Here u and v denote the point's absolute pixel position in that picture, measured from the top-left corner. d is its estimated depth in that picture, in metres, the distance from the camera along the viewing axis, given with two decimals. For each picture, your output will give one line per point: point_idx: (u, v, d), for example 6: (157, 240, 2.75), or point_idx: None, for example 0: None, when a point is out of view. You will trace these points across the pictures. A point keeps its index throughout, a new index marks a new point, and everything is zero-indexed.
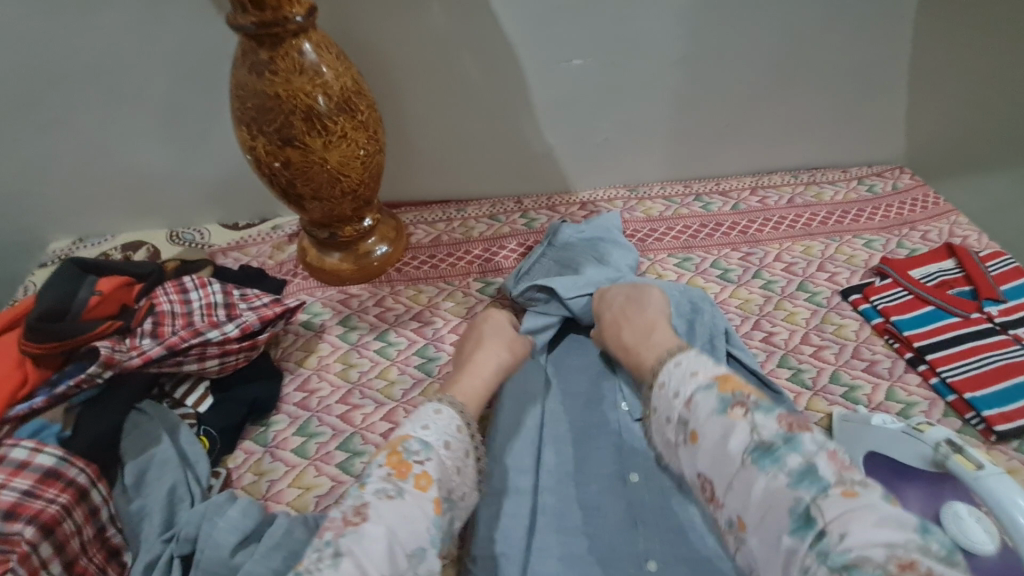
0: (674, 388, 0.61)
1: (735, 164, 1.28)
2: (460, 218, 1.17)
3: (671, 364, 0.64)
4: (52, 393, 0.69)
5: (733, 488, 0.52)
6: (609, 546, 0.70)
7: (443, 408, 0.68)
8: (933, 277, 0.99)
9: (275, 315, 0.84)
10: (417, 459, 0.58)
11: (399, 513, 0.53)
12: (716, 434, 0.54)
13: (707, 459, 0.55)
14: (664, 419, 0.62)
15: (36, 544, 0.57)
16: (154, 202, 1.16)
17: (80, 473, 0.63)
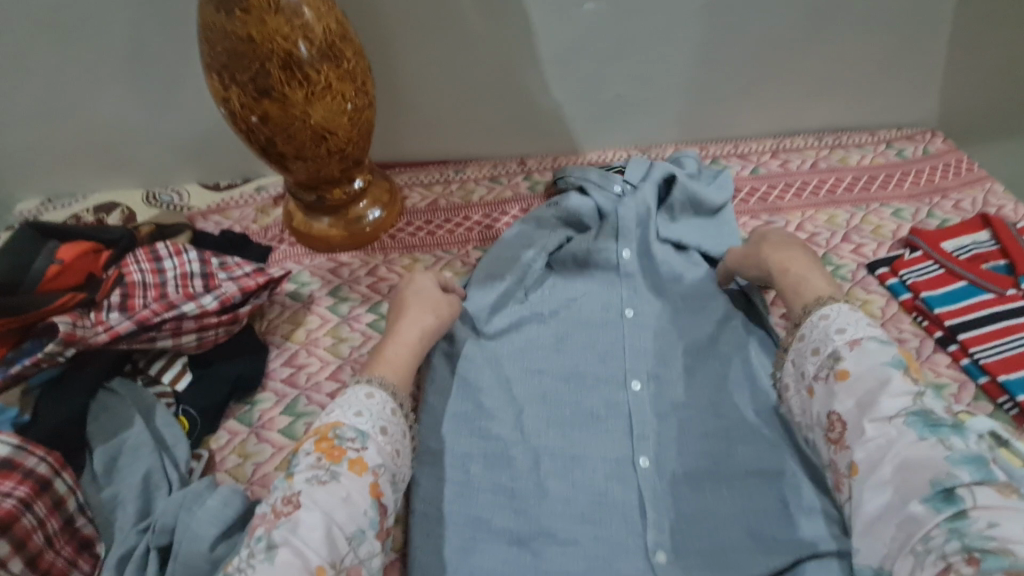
0: (837, 328, 0.64)
1: (755, 124, 1.18)
2: (459, 180, 1.09)
3: (817, 317, 0.66)
4: (6, 373, 0.63)
5: (874, 441, 0.56)
6: (618, 537, 0.66)
7: (374, 392, 0.64)
8: (966, 250, 0.93)
9: (258, 286, 0.77)
10: (351, 446, 0.57)
11: (336, 497, 0.54)
12: (876, 380, 0.58)
13: (849, 397, 0.59)
14: (804, 352, 0.66)
15: None
16: (128, 161, 1.07)
17: (40, 462, 0.57)
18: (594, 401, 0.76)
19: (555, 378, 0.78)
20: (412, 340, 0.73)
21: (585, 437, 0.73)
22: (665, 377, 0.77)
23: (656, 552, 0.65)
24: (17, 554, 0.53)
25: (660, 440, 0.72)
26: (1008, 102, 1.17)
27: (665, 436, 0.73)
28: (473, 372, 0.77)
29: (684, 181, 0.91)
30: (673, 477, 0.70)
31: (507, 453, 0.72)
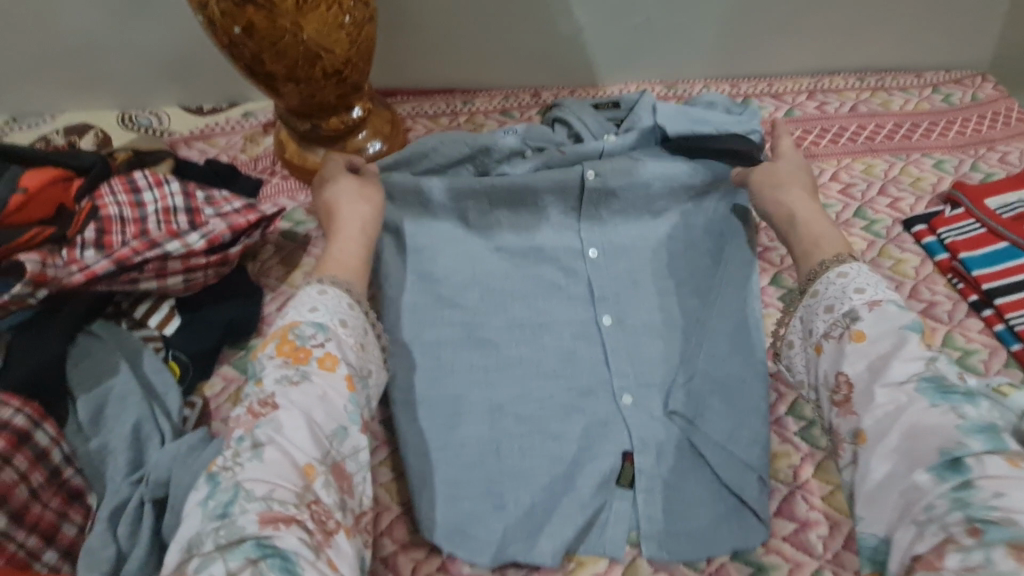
0: (856, 287, 0.57)
1: (793, 60, 1.07)
2: (467, 112, 1.00)
3: (834, 274, 0.59)
4: None
5: (880, 404, 0.50)
6: (587, 384, 0.71)
7: (327, 289, 0.59)
8: (1010, 209, 0.87)
9: (249, 224, 0.70)
10: (314, 343, 0.53)
11: (313, 398, 0.50)
12: (891, 344, 0.52)
13: (861, 359, 0.53)
14: (816, 309, 0.59)
15: None
16: (99, 77, 0.96)
17: (19, 414, 0.54)
18: (555, 274, 0.80)
19: (515, 254, 0.81)
20: (357, 242, 0.70)
21: (554, 307, 0.77)
22: (618, 244, 0.81)
23: (622, 395, 0.70)
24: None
25: (619, 299, 0.77)
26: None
27: (624, 293, 0.78)
28: (436, 257, 0.79)
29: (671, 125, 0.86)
30: (634, 329, 0.75)
31: (479, 320, 0.75)
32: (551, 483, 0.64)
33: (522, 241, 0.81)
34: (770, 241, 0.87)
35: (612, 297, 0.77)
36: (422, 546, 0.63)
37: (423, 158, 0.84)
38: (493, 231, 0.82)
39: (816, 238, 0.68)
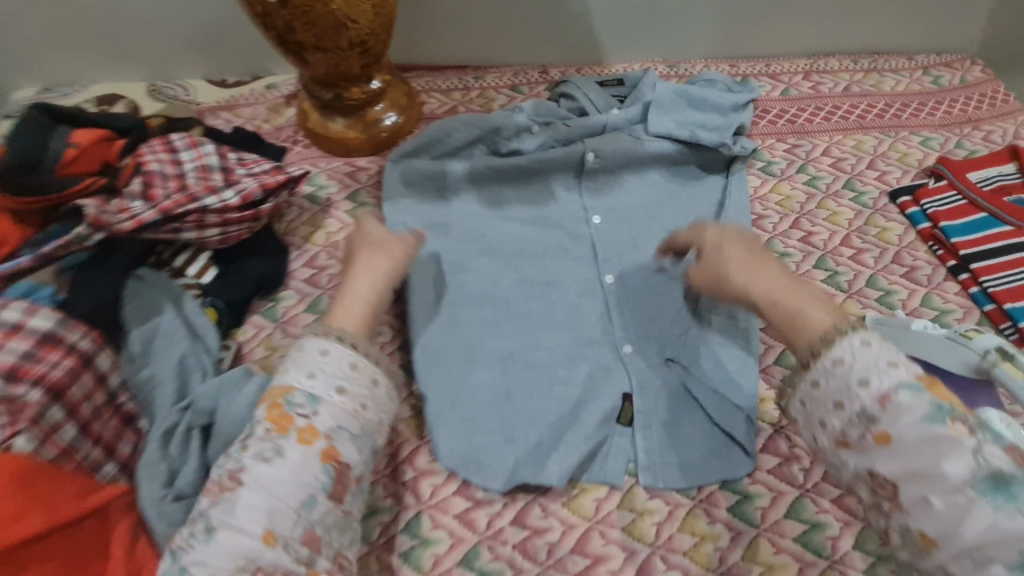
0: (888, 359, 0.51)
1: (790, 42, 1.12)
2: (479, 88, 1.04)
3: (828, 360, 0.53)
4: (38, 253, 0.61)
5: (933, 507, 0.47)
6: (590, 336, 0.77)
7: (330, 347, 0.55)
8: (990, 182, 0.93)
9: (278, 183, 0.75)
10: (300, 413, 0.52)
11: (278, 472, 0.50)
12: (924, 447, 0.47)
13: (895, 462, 0.49)
14: (822, 403, 0.53)
15: (46, 406, 0.53)
16: (129, 49, 1.01)
17: (82, 339, 0.58)
18: (560, 238, 0.86)
19: (524, 221, 0.87)
20: (368, 293, 0.62)
21: (560, 267, 0.83)
22: (618, 212, 0.88)
23: (623, 345, 0.76)
24: (70, 420, 0.55)
25: (620, 260, 0.83)
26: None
27: (626, 256, 0.84)
28: (452, 221, 0.86)
29: (674, 102, 0.92)
30: (635, 288, 0.81)
31: (490, 277, 0.81)
32: (557, 421, 0.70)
33: (531, 210, 0.88)
34: (763, 210, 0.91)
35: (614, 259, 0.83)
36: (438, 473, 0.68)
37: (442, 138, 0.89)
38: (503, 205, 0.88)
39: (803, 328, 0.56)
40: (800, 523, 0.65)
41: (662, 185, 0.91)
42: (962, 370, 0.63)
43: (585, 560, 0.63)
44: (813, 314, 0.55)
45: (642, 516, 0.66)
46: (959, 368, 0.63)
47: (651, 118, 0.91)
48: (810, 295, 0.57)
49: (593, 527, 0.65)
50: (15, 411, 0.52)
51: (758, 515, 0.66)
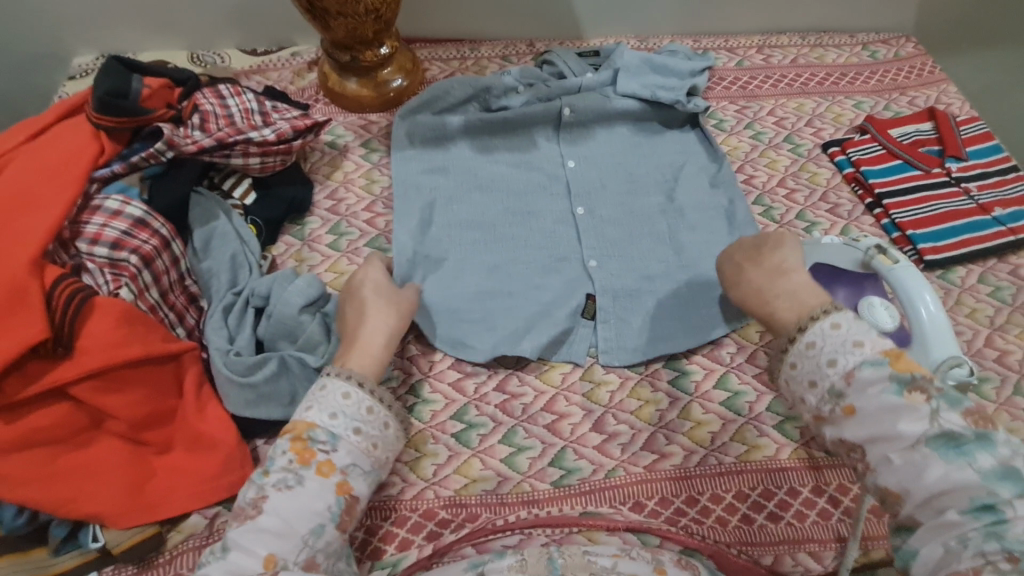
0: (854, 339, 0.54)
1: (746, 21, 1.28)
2: (474, 57, 1.21)
3: (801, 346, 0.57)
4: (127, 161, 0.78)
5: (892, 465, 0.50)
6: (562, 254, 0.93)
7: (352, 392, 0.62)
8: (909, 136, 1.09)
9: (307, 126, 0.91)
10: (322, 448, 0.58)
11: (297, 500, 0.55)
12: (884, 413, 0.50)
13: (863, 430, 0.52)
14: (799, 382, 0.57)
15: (141, 269, 0.70)
16: (175, 22, 1.18)
17: (163, 227, 0.74)
18: (540, 177, 1.01)
19: (510, 163, 1.03)
20: (380, 333, 0.69)
21: (539, 201, 0.99)
22: (591, 158, 1.03)
23: (589, 260, 0.91)
24: (154, 285, 0.72)
25: (590, 195, 0.99)
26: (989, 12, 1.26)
27: (595, 192, 0.99)
28: (449, 162, 1.02)
29: (639, 68, 1.08)
30: (601, 218, 0.96)
31: (481, 206, 0.97)
32: (532, 316, 0.86)
33: (516, 154, 1.04)
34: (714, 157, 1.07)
35: (585, 193, 0.99)
36: (436, 353, 0.85)
37: (443, 96, 1.03)
38: (492, 151, 1.04)
39: (784, 308, 0.61)
40: (725, 391, 0.82)
41: (629, 137, 1.06)
42: (854, 266, 0.79)
43: (552, 416, 0.80)
44: (783, 309, 0.61)
45: (599, 386, 0.83)
46: (852, 264, 0.79)
47: (619, 79, 1.07)
48: (782, 288, 0.62)
49: (559, 393, 0.82)
50: (118, 271, 0.70)
51: (692, 386, 0.82)
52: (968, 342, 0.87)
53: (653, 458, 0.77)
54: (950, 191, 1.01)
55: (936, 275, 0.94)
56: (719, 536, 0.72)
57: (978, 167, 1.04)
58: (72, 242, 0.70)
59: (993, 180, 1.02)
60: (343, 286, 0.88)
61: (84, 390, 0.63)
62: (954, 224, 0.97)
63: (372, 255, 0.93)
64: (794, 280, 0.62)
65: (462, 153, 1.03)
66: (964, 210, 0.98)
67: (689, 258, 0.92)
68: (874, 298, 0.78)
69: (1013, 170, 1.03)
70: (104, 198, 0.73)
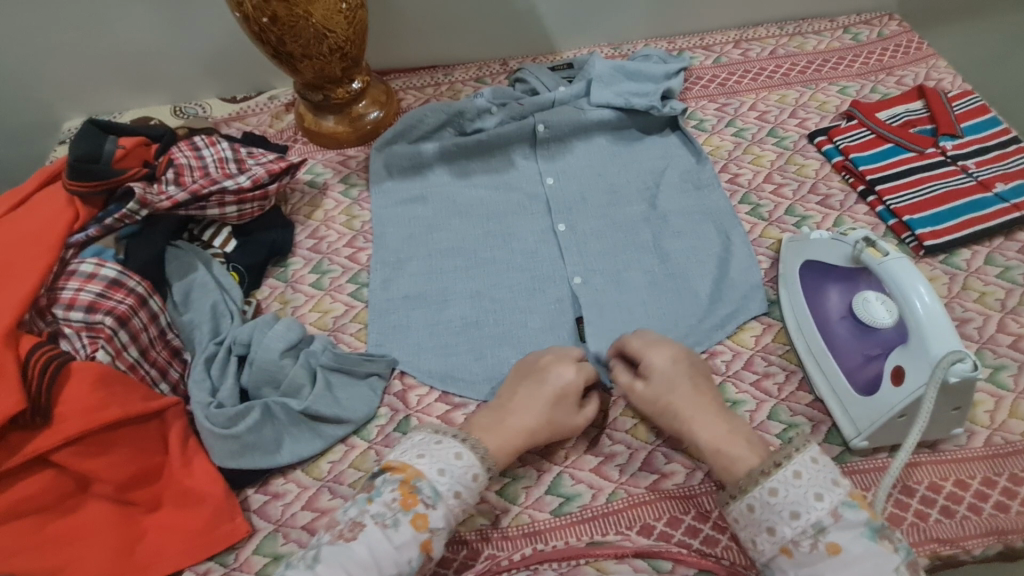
0: (828, 481, 0.60)
1: (720, 17, 1.26)
2: (448, 82, 1.21)
3: (788, 473, 0.61)
4: (103, 224, 0.79)
5: None
6: (546, 273, 0.91)
7: (465, 453, 0.65)
8: (898, 118, 1.05)
9: (281, 170, 0.91)
10: (426, 501, 0.61)
11: (389, 541, 0.59)
12: (867, 560, 0.56)
13: (840, 574, 0.57)
14: (778, 512, 0.60)
15: (116, 329, 0.71)
16: (155, 79, 1.21)
17: (138, 284, 0.75)
18: (519, 198, 1.00)
19: (488, 186, 1.02)
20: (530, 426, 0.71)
21: (519, 222, 0.97)
22: (569, 172, 1.02)
23: (573, 277, 0.89)
24: (133, 344, 0.73)
25: (571, 211, 0.97)
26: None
27: (576, 206, 0.98)
28: (428, 190, 1.01)
29: (614, 75, 1.06)
30: (584, 232, 0.94)
31: (460, 232, 0.96)
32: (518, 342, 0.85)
33: (494, 176, 1.03)
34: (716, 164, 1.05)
35: (565, 210, 0.97)
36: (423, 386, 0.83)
37: (416, 125, 1.03)
38: (469, 175, 1.03)
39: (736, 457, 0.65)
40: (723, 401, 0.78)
41: (608, 145, 1.05)
42: (845, 262, 0.76)
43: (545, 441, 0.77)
44: (737, 460, 0.65)
45: (592, 406, 0.80)
46: (843, 260, 0.76)
47: (592, 88, 1.05)
48: (734, 435, 0.67)
49: None
50: (95, 334, 0.71)
51: None
52: (979, 329, 0.82)
53: (653, 478, 0.74)
54: (946, 171, 0.96)
55: (940, 261, 0.90)
56: (735, 557, 0.68)
57: (976, 143, 0.99)
58: (49, 309, 0.72)
59: (992, 155, 0.97)
60: (328, 325, 0.88)
61: (65, 456, 0.63)
62: (953, 205, 0.92)
63: (355, 290, 0.92)
64: (743, 432, 0.67)
65: (440, 180, 1.02)
66: (963, 189, 0.94)
67: (677, 267, 0.90)
68: (868, 293, 0.74)
69: (1012, 142, 0.99)
70: (79, 262, 0.75)
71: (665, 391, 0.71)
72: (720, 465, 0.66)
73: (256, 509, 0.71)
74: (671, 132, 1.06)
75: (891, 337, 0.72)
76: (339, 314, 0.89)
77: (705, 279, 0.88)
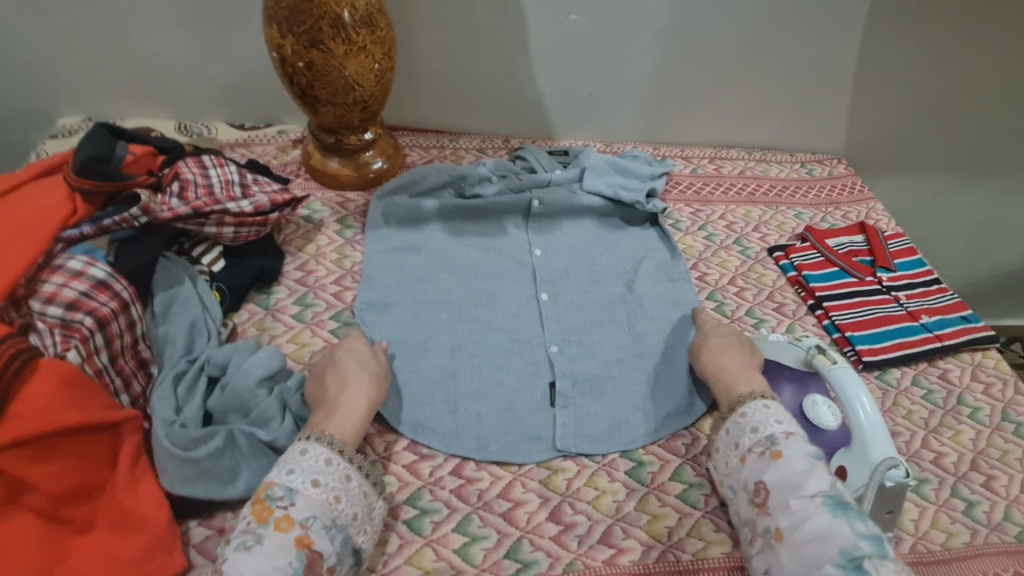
0: (777, 419, 0.74)
1: (700, 135, 1.42)
2: (452, 148, 1.30)
3: (760, 404, 0.76)
4: (99, 223, 0.78)
5: (791, 509, 0.65)
6: (526, 337, 0.95)
7: (310, 446, 0.66)
8: (844, 246, 1.19)
9: (285, 201, 0.94)
10: (279, 505, 0.61)
11: (256, 558, 0.58)
12: (802, 466, 0.68)
13: (775, 472, 0.69)
14: (744, 429, 0.75)
15: (94, 331, 0.69)
16: (167, 95, 1.24)
17: (124, 290, 0.75)
18: (506, 263, 1.05)
19: (479, 248, 1.07)
20: (360, 404, 0.72)
21: (504, 286, 1.02)
22: (556, 246, 1.09)
23: (551, 346, 0.94)
24: (105, 349, 0.71)
25: (554, 282, 1.03)
26: (927, 102, 1.37)
27: (558, 278, 1.04)
28: (419, 244, 1.05)
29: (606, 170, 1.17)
30: (564, 305, 1.00)
31: (448, 287, 1.00)
32: (489, 402, 0.86)
33: (485, 239, 1.08)
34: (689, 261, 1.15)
35: (549, 281, 1.03)
36: (392, 432, 0.83)
37: (421, 180, 1.10)
38: (461, 235, 1.08)
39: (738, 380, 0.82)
40: (681, 483, 0.81)
41: (593, 229, 1.13)
42: (797, 364, 0.84)
43: (508, 504, 0.78)
44: (739, 388, 0.80)
45: (557, 472, 0.81)
46: (796, 362, 0.84)
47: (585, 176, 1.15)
48: (749, 377, 0.82)
49: (516, 478, 0.80)
50: (69, 333, 0.68)
51: (649, 477, 0.82)
52: (907, 443, 0.91)
53: (610, 552, 0.74)
54: (882, 298, 1.10)
55: (875, 376, 1.00)
56: None
57: (906, 278, 1.14)
58: (25, 300, 0.69)
59: (919, 291, 1.12)
60: (304, 358, 0.87)
61: (7, 459, 0.59)
62: (887, 328, 1.05)
63: (336, 327, 0.93)
64: (757, 378, 0.82)
65: (433, 236, 1.07)
66: (895, 316, 1.07)
67: (647, 348, 0.95)
68: (817, 397, 0.83)
69: (934, 282, 1.14)
70: (68, 258, 0.74)
71: (710, 344, 0.89)
72: (726, 387, 0.82)
73: (196, 543, 0.67)
74: (652, 228, 1.16)
75: (836, 439, 0.79)
76: (317, 349, 0.88)
77: (673, 364, 0.93)
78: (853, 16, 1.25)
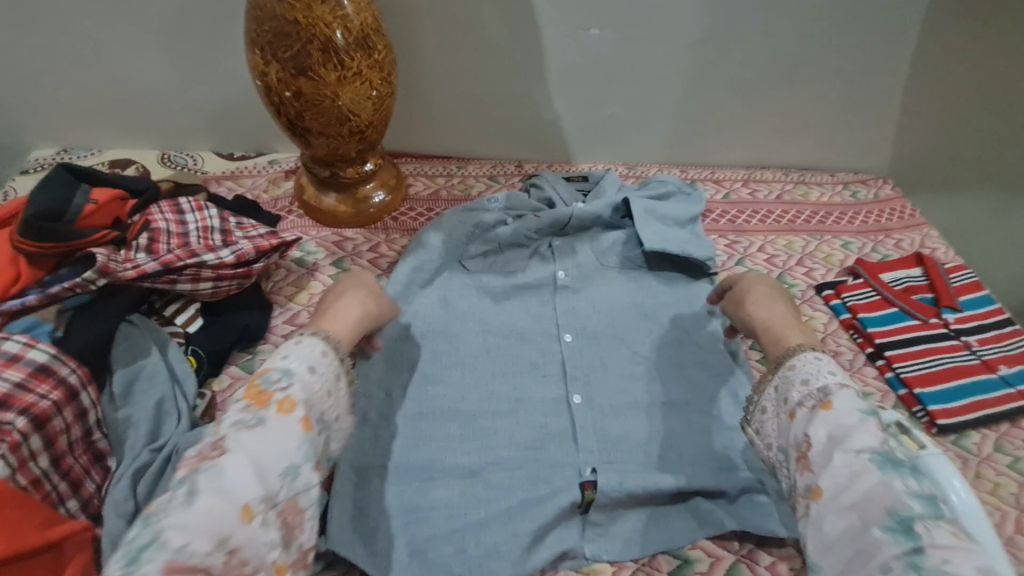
0: (830, 369, 0.62)
1: (731, 156, 1.30)
2: (460, 175, 1.18)
3: (812, 356, 0.64)
4: (46, 293, 0.69)
5: (833, 463, 0.55)
6: (544, 424, 0.80)
7: (303, 340, 0.61)
8: (901, 282, 1.06)
9: (271, 247, 0.82)
10: (278, 385, 0.55)
11: (260, 440, 0.51)
12: (850, 416, 0.56)
13: (824, 424, 0.57)
14: (792, 381, 0.63)
15: (28, 434, 0.60)
16: (149, 124, 1.13)
17: (71, 373, 0.65)
18: (526, 323, 0.91)
19: (488, 308, 0.92)
20: (347, 313, 0.70)
21: (524, 351, 0.87)
22: (577, 302, 0.93)
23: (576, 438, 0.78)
24: (46, 451, 0.61)
25: (575, 348, 0.87)
26: None
27: (580, 344, 0.88)
28: (418, 310, 0.90)
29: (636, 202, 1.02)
30: (588, 381, 0.84)
31: (460, 358, 0.86)
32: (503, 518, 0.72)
33: (498, 297, 0.93)
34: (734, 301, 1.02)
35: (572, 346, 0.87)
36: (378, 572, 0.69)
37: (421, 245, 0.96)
38: (468, 292, 0.93)
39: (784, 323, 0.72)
40: None
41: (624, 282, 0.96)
42: None
43: None
44: (787, 335, 0.70)
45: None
46: None
47: (642, 233, 0.96)
48: (797, 327, 0.72)
49: None
50: None
51: None
52: (998, 527, 0.77)
53: None
54: (951, 344, 0.96)
55: (950, 440, 0.87)
56: None
57: (976, 318, 1.00)
58: None
59: (993, 334, 0.98)
60: None
61: None
62: (961, 381, 0.91)
63: None
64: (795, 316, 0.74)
65: (433, 300, 0.91)
66: (968, 366, 0.93)
67: (696, 428, 0.80)
68: None
69: (1009, 322, 1.00)
70: (4, 337, 0.64)
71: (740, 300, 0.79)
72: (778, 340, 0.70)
73: None
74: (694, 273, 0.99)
75: None
76: None
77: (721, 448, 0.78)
78: (906, 24, 1.11)
